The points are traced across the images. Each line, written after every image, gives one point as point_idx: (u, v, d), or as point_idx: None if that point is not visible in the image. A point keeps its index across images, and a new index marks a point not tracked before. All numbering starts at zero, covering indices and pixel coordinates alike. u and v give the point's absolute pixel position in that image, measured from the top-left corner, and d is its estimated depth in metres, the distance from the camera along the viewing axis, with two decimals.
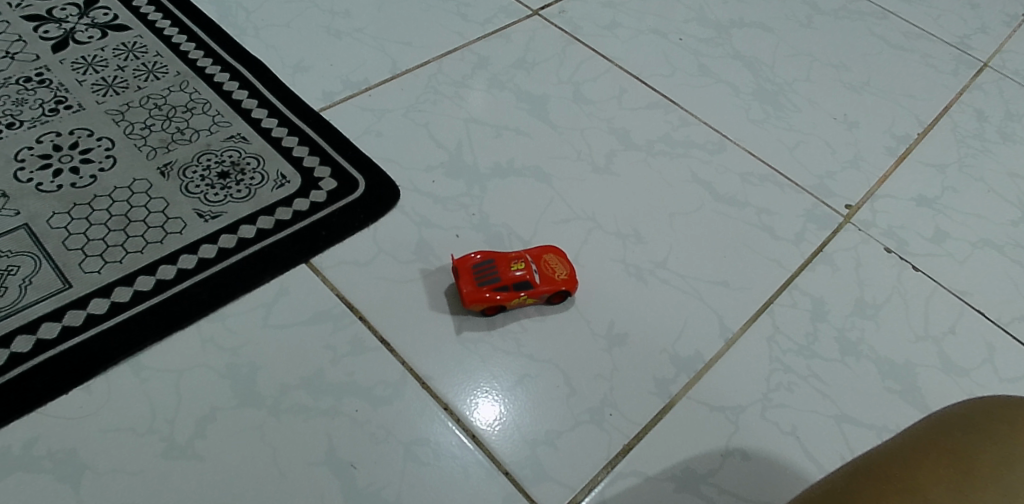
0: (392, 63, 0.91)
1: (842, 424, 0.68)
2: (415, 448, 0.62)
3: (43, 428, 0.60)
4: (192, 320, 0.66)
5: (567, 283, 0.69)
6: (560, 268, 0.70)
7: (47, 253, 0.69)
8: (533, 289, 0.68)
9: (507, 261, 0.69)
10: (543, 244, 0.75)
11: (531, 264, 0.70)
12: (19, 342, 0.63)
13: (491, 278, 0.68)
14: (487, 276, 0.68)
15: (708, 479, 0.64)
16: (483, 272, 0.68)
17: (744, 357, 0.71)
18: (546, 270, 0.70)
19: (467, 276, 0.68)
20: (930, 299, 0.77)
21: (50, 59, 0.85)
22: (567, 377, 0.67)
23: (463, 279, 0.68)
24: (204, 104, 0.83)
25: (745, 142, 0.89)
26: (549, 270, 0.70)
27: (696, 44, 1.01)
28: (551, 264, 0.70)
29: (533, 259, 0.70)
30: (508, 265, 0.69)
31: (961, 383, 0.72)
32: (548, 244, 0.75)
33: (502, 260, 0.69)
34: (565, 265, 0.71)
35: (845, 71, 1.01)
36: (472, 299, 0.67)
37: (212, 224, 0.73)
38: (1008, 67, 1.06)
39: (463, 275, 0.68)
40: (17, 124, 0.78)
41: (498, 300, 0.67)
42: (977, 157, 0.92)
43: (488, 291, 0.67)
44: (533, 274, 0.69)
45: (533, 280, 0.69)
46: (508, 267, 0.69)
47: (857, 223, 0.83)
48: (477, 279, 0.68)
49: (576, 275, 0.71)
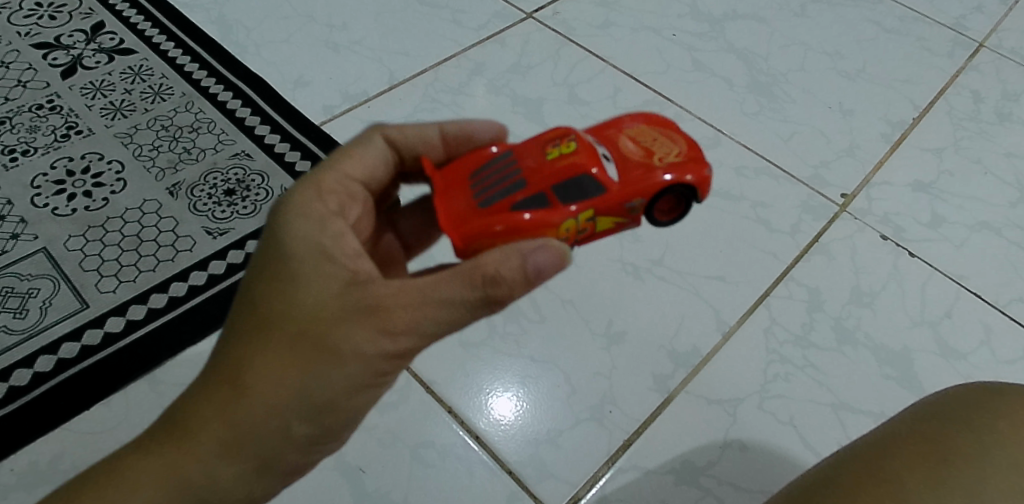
0: (390, 74, 0.93)
1: (839, 411, 0.69)
2: (421, 451, 0.65)
3: (66, 443, 0.63)
4: (203, 333, 0.69)
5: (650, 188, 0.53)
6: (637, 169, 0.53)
7: (64, 275, 0.72)
8: (608, 203, 0.52)
9: (542, 157, 0.52)
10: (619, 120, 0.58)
11: (593, 169, 0.52)
12: (41, 362, 0.66)
13: (516, 188, 0.51)
14: (492, 176, 0.52)
15: (706, 471, 0.66)
16: (507, 191, 0.51)
17: (741, 349, 0.72)
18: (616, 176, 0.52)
19: (464, 191, 0.52)
20: (926, 284, 0.78)
21: (60, 85, 0.88)
22: (567, 377, 0.70)
23: (455, 200, 0.51)
24: (209, 123, 0.85)
25: (740, 136, 0.90)
26: (627, 168, 0.53)
27: (689, 39, 1.02)
28: (625, 167, 0.53)
29: (595, 158, 0.52)
30: (546, 164, 0.52)
31: (958, 366, 0.73)
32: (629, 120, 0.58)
33: (527, 153, 0.53)
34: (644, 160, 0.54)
35: (840, 59, 1.01)
36: (486, 243, 0.50)
37: (220, 241, 0.76)
38: (1004, 46, 1.05)
39: (453, 195, 0.52)
40: (31, 151, 0.81)
41: (545, 225, 0.50)
42: (973, 139, 0.93)
43: (517, 215, 0.50)
44: (597, 182, 0.51)
45: (598, 193, 0.51)
46: (546, 168, 0.52)
47: (853, 211, 0.84)
48: (475, 186, 0.52)
49: (686, 162, 0.54)
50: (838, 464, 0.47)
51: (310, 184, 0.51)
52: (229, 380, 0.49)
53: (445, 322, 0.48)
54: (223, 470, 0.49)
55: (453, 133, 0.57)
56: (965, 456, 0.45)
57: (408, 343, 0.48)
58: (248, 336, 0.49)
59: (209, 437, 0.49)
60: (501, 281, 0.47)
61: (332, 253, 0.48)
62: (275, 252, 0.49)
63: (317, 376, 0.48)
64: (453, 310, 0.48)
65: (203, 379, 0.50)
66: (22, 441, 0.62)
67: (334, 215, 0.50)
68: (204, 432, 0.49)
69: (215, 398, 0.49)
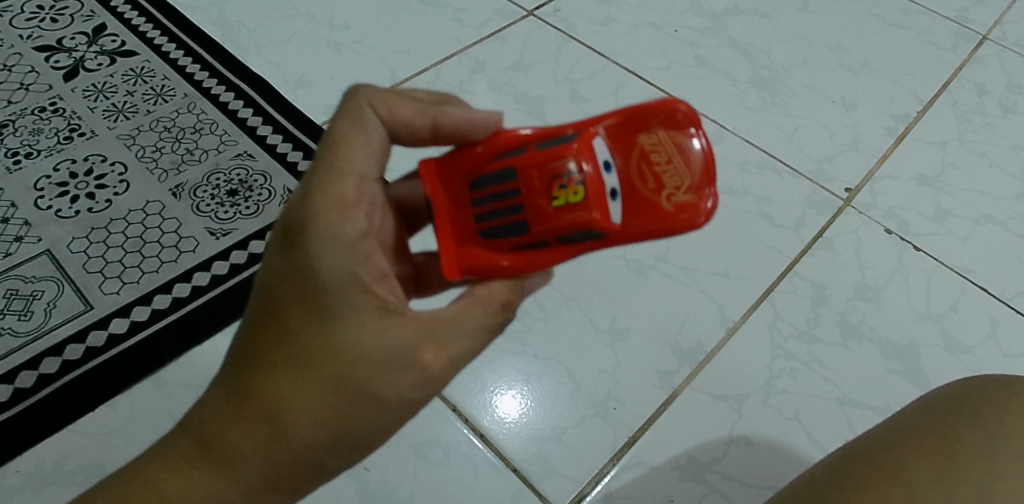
0: (391, 73, 0.93)
1: (844, 406, 0.69)
2: (425, 449, 0.65)
3: (71, 444, 0.63)
4: (207, 334, 0.70)
5: (656, 232, 0.44)
6: (650, 208, 0.44)
7: (69, 277, 0.72)
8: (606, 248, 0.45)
9: (542, 194, 0.44)
10: (663, 110, 0.46)
11: (594, 222, 0.43)
12: (46, 364, 0.66)
13: (508, 231, 0.46)
14: (488, 206, 0.46)
15: (712, 467, 0.66)
16: (495, 228, 0.46)
17: (746, 345, 0.72)
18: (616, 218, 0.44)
19: (460, 219, 0.47)
20: (932, 278, 0.78)
21: (62, 88, 0.88)
22: (571, 374, 0.70)
23: (448, 226, 0.48)
24: (211, 124, 0.85)
25: (742, 131, 0.90)
26: (639, 208, 0.44)
27: (691, 34, 1.02)
28: (636, 204, 0.44)
29: (601, 200, 0.44)
30: (544, 203, 0.44)
31: (965, 361, 0.73)
32: (671, 121, 0.46)
33: (528, 183, 0.45)
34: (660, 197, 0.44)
35: (842, 52, 1.01)
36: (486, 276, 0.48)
37: (223, 242, 0.76)
38: (1008, 39, 1.05)
39: (453, 221, 0.48)
40: (35, 154, 0.82)
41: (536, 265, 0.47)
42: (978, 132, 0.92)
43: (502, 260, 0.47)
44: (590, 230, 0.44)
45: (591, 242, 0.45)
46: (544, 209, 0.44)
47: (857, 205, 0.84)
48: (469, 214, 0.47)
49: (708, 207, 0.44)
50: (837, 461, 0.47)
51: (331, 201, 0.46)
52: (259, 415, 0.46)
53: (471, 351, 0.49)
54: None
55: (448, 129, 0.50)
56: (967, 454, 0.45)
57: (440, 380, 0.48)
58: (277, 367, 0.46)
59: (233, 466, 0.46)
60: (511, 306, 0.50)
61: (369, 286, 0.46)
62: (307, 283, 0.45)
63: (352, 413, 0.46)
64: (479, 338, 0.49)
65: (223, 409, 0.47)
66: (26, 443, 0.62)
67: (363, 236, 0.46)
68: (229, 461, 0.46)
69: (241, 426, 0.46)
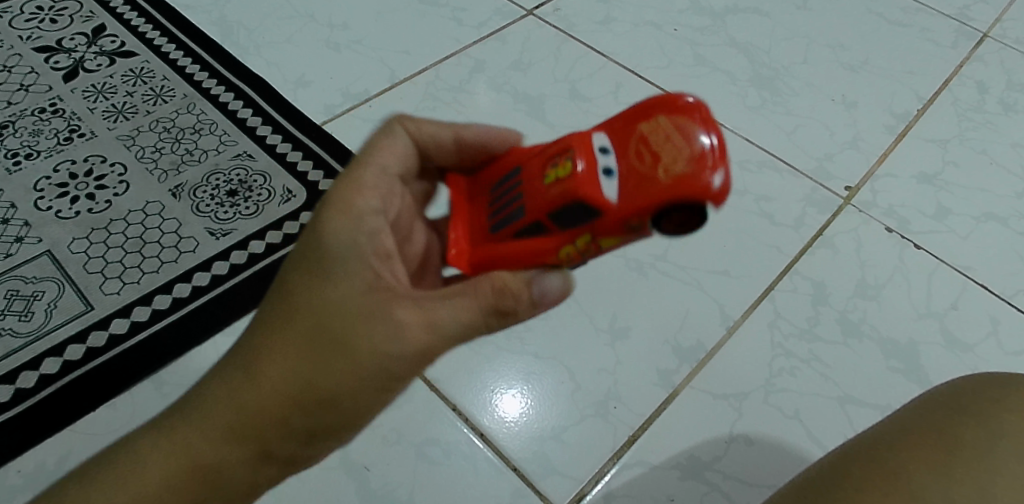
0: (391, 73, 0.93)
1: (844, 405, 0.69)
2: (425, 448, 0.65)
3: (71, 444, 0.63)
4: (207, 334, 0.70)
5: (647, 203, 0.41)
6: (644, 182, 0.41)
7: (69, 277, 0.72)
8: (603, 229, 0.43)
9: (539, 177, 0.45)
10: (670, 99, 0.44)
11: (580, 194, 0.42)
12: (46, 364, 0.67)
13: (510, 218, 0.46)
14: (502, 199, 0.48)
15: (712, 466, 0.66)
16: (502, 218, 0.47)
17: (746, 344, 0.72)
18: (608, 193, 0.42)
19: (479, 216, 0.49)
20: (932, 276, 0.78)
21: (62, 89, 0.88)
22: (571, 373, 0.70)
23: (468, 224, 0.50)
24: (210, 124, 0.86)
25: (741, 130, 0.90)
26: (633, 182, 0.42)
27: (690, 33, 1.01)
28: (631, 180, 0.42)
29: (592, 176, 0.43)
30: (540, 183, 0.45)
31: (965, 359, 0.73)
32: (677, 103, 0.43)
33: (530, 172, 0.47)
34: (656, 169, 0.41)
35: (842, 51, 1.01)
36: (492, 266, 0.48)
37: (223, 242, 0.76)
38: (1008, 36, 1.05)
39: (471, 219, 0.50)
40: (34, 155, 0.82)
41: (539, 254, 0.46)
42: (978, 130, 0.92)
43: (507, 247, 0.47)
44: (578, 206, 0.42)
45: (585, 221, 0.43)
46: (540, 189, 0.45)
47: (857, 204, 0.83)
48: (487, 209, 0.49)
49: (705, 174, 0.40)
50: (838, 460, 0.47)
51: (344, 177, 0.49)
52: (250, 372, 0.47)
53: (463, 332, 0.46)
54: (229, 456, 0.48)
55: (471, 142, 0.52)
56: (968, 451, 0.45)
57: (424, 353, 0.46)
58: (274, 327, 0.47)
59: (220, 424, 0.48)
60: (514, 297, 0.47)
61: (365, 252, 0.47)
62: (308, 245, 0.47)
63: (332, 377, 0.46)
64: (468, 313, 0.46)
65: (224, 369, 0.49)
66: (27, 443, 0.62)
67: (371, 211, 0.48)
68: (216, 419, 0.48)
69: (234, 384, 0.48)
